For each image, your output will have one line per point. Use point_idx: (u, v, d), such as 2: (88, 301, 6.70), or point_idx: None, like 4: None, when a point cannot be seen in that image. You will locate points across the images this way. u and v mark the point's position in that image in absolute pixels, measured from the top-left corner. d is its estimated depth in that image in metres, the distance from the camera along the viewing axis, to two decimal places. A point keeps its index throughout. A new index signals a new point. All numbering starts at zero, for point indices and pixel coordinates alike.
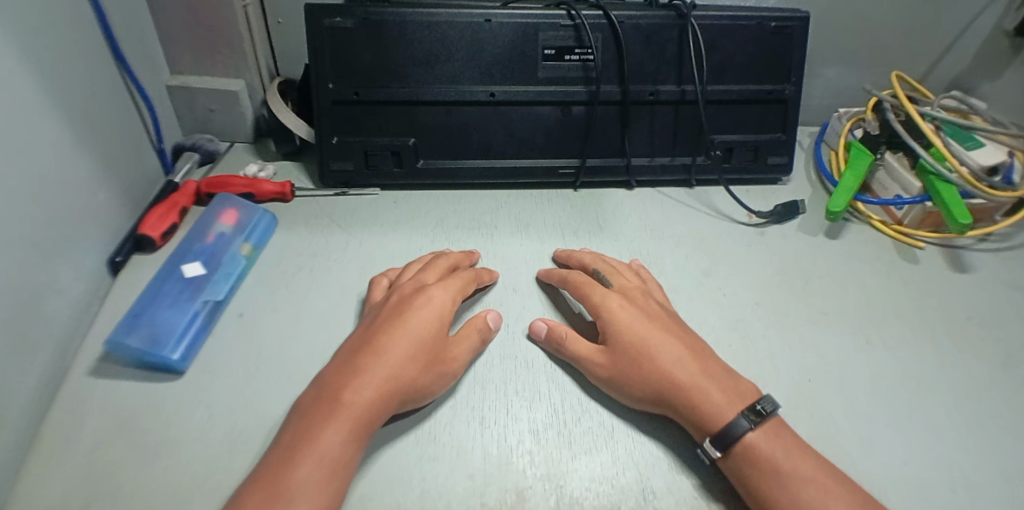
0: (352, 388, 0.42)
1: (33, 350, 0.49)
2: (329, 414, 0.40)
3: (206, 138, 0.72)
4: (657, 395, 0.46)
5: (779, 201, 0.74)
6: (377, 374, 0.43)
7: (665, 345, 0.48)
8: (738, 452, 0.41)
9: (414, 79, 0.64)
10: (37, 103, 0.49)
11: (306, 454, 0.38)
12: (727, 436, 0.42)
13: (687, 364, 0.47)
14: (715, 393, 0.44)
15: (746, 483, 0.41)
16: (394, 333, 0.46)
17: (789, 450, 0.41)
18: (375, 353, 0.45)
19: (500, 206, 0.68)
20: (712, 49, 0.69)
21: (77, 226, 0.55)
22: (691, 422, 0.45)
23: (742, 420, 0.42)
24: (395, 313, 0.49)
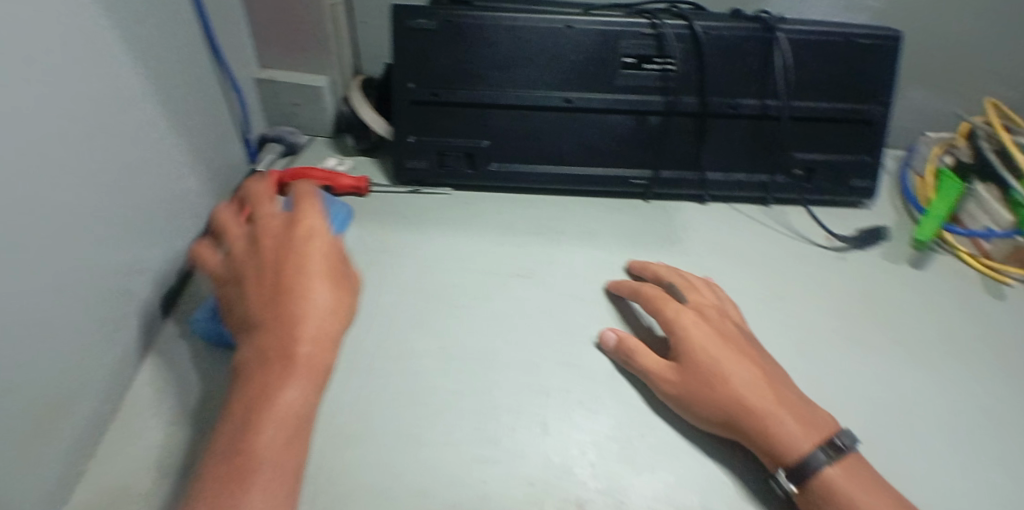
0: (260, 350, 0.42)
1: (120, 325, 0.51)
2: (282, 371, 0.40)
3: (290, 131, 0.76)
4: (725, 419, 0.44)
5: (859, 225, 0.71)
6: (308, 338, 0.42)
7: (742, 367, 0.45)
8: (814, 487, 0.39)
9: (491, 82, 0.64)
10: (142, 92, 0.52)
11: (267, 415, 0.38)
12: (805, 469, 0.40)
13: (760, 388, 0.44)
14: (790, 422, 0.42)
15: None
16: (308, 280, 0.46)
17: (872, 492, 0.38)
18: (314, 302, 0.44)
19: (567, 213, 0.68)
20: (798, 64, 0.66)
21: (169, 209, 0.58)
22: (763, 449, 0.42)
23: (820, 453, 0.40)
24: (299, 255, 0.47)
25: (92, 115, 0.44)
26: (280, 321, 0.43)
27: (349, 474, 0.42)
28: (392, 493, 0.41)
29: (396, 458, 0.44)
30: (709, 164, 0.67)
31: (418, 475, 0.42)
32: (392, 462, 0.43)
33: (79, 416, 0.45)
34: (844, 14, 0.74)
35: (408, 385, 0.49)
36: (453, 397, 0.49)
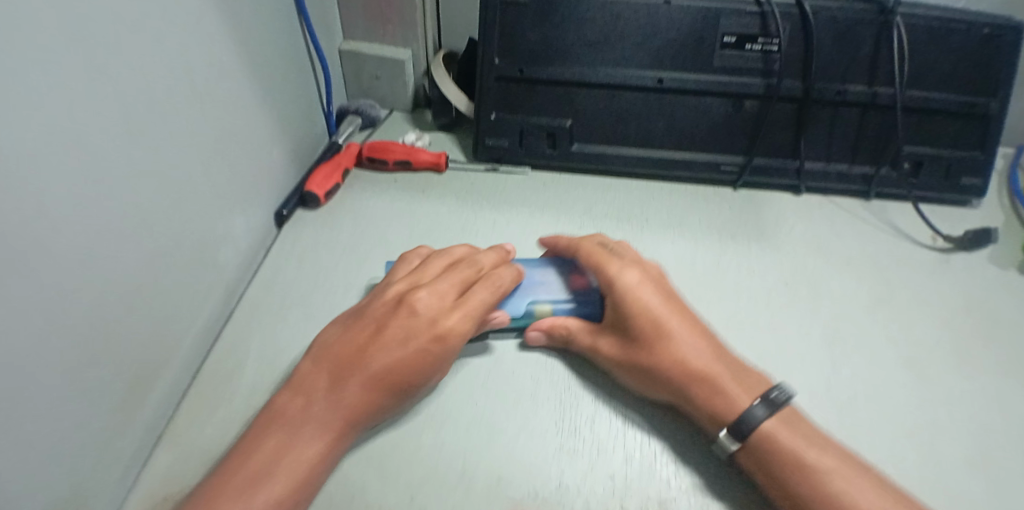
0: (330, 392, 0.41)
1: (206, 292, 0.51)
2: (330, 393, 0.41)
3: (370, 103, 0.75)
4: (671, 383, 0.44)
5: (969, 227, 0.64)
6: (365, 380, 0.42)
7: (682, 336, 0.45)
8: (754, 442, 0.40)
9: (581, 59, 0.63)
10: (231, 58, 0.52)
11: (302, 424, 0.40)
12: (744, 425, 0.40)
13: (698, 352, 0.44)
14: (730, 383, 0.42)
15: (766, 473, 0.39)
16: (373, 350, 0.43)
17: (809, 441, 0.39)
18: (376, 369, 0.42)
19: (651, 199, 0.66)
20: (915, 50, 0.61)
21: (255, 178, 0.58)
22: (703, 410, 0.43)
23: (759, 408, 0.40)
24: (383, 329, 0.44)
25: (173, 81, 0.44)
26: (348, 366, 0.42)
27: (432, 454, 0.45)
28: (476, 479, 0.44)
29: (479, 446, 0.46)
30: (808, 154, 0.65)
31: (499, 464, 0.45)
32: (471, 447, 0.46)
33: (171, 376, 0.47)
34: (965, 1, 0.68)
35: (473, 365, 0.52)
36: (533, 389, 0.51)
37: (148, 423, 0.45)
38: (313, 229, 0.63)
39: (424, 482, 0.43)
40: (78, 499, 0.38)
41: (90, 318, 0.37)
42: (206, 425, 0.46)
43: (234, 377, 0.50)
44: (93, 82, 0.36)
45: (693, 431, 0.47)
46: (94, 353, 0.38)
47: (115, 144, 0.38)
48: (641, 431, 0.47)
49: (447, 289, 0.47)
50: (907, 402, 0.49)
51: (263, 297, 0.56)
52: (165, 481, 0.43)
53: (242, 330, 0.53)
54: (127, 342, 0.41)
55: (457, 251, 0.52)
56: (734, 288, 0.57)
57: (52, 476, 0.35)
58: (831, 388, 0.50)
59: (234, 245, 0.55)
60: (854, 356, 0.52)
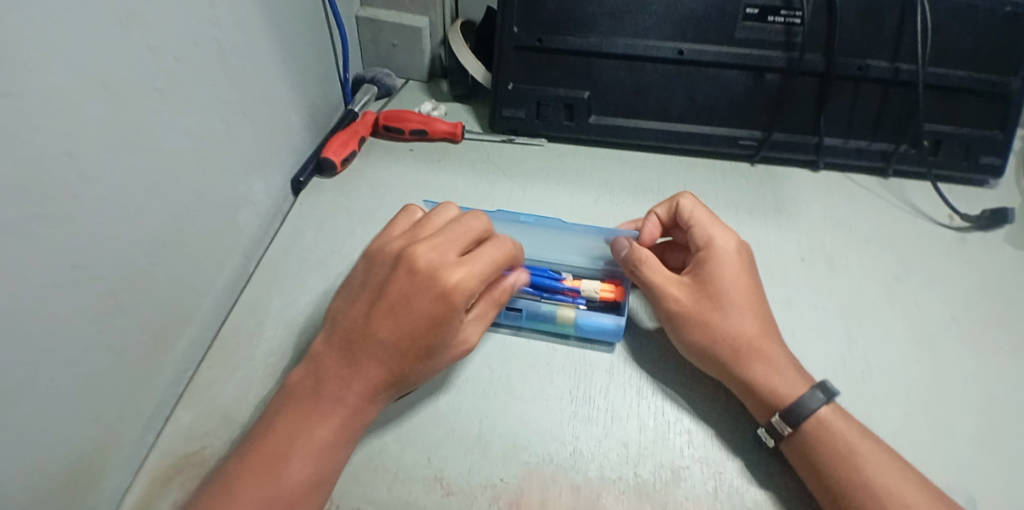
0: (352, 373, 0.39)
1: (225, 254, 0.51)
2: (349, 373, 0.39)
3: (386, 73, 0.75)
4: (733, 357, 0.44)
5: (986, 207, 0.64)
6: (382, 364, 0.39)
7: (757, 316, 0.45)
8: (808, 430, 0.40)
9: (601, 30, 0.63)
10: (252, 18, 0.51)
11: (330, 410, 0.38)
12: (801, 413, 0.40)
13: (768, 336, 0.45)
14: (789, 369, 0.43)
15: (813, 462, 0.39)
16: (385, 334, 0.39)
17: (860, 431, 0.40)
18: (392, 353, 0.38)
19: (669, 173, 0.66)
20: (938, 26, 0.60)
21: (274, 142, 0.58)
22: (755, 391, 0.43)
23: (819, 394, 0.41)
24: (403, 310, 0.38)
25: (197, 37, 0.44)
26: (365, 344, 0.39)
27: (449, 420, 0.45)
28: (491, 444, 0.44)
29: (494, 411, 0.46)
30: (827, 130, 0.65)
31: (514, 430, 0.45)
32: (487, 413, 0.46)
33: (192, 333, 0.47)
34: None
35: (488, 335, 0.52)
36: (547, 358, 0.51)
37: (170, 379, 0.45)
38: (330, 197, 0.63)
39: (440, 444, 0.44)
40: (104, 446, 0.38)
41: (117, 268, 0.38)
42: (227, 382, 0.47)
43: (254, 337, 0.50)
44: (118, 31, 0.36)
45: (709, 404, 0.47)
46: (119, 303, 0.38)
47: (143, 96, 0.39)
48: (656, 397, 0.48)
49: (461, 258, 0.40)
50: (921, 376, 0.49)
51: (281, 261, 0.57)
52: (188, 435, 0.43)
53: (261, 293, 0.54)
54: (152, 296, 0.42)
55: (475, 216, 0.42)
56: None
57: (79, 420, 0.36)
58: (846, 360, 0.50)
59: (253, 208, 0.55)
60: (870, 329, 0.53)
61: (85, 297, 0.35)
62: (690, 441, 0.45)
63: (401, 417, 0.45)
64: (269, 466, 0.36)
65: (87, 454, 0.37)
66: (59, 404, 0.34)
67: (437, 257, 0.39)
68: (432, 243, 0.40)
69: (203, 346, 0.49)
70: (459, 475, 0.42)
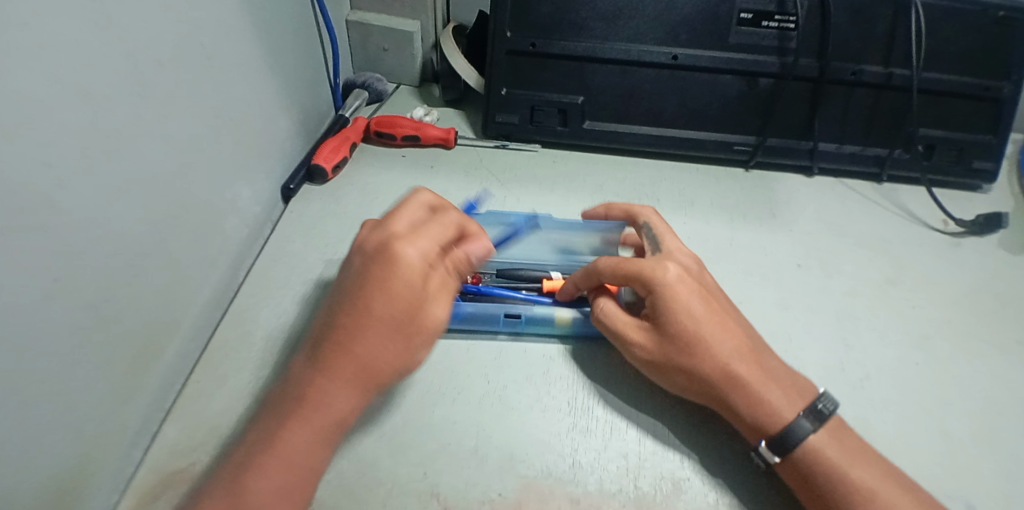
0: (324, 375, 0.37)
1: (212, 263, 0.50)
2: (322, 376, 0.38)
3: (377, 77, 0.74)
4: (712, 393, 0.42)
5: (979, 211, 0.64)
6: (349, 353, 0.38)
7: (729, 342, 0.42)
8: (797, 456, 0.39)
9: (594, 34, 0.62)
10: (238, 22, 0.50)
11: (301, 415, 0.37)
12: (788, 440, 0.39)
13: (745, 359, 0.42)
14: (777, 390, 0.41)
15: (806, 488, 0.38)
16: (351, 319, 0.38)
17: (855, 454, 0.38)
18: (364, 335, 0.38)
19: (663, 178, 0.66)
20: (930, 30, 0.60)
21: (262, 149, 0.57)
22: (744, 421, 0.41)
23: (802, 424, 0.39)
24: (359, 291, 0.39)
25: (181, 42, 0.43)
26: (335, 339, 0.38)
27: (445, 433, 0.44)
28: (488, 457, 0.43)
29: (491, 423, 0.45)
30: (820, 134, 0.65)
31: (511, 443, 0.44)
32: (483, 426, 0.45)
33: (178, 344, 0.46)
34: None
35: (483, 345, 0.51)
36: (543, 368, 0.50)
37: (155, 394, 0.44)
38: (320, 204, 0.62)
39: (435, 459, 0.43)
40: (86, 466, 0.37)
41: (99, 280, 0.36)
42: (214, 395, 0.45)
43: (242, 348, 0.49)
44: (97, 37, 0.35)
45: (706, 412, 0.46)
46: (101, 317, 0.37)
47: (124, 105, 0.38)
48: (651, 406, 0.47)
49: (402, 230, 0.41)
50: (916, 383, 0.49)
51: (269, 269, 0.55)
52: (174, 451, 0.42)
53: (249, 302, 0.53)
54: (136, 309, 0.41)
55: (411, 194, 0.44)
56: (746, 266, 0.57)
57: (58, 440, 0.34)
58: (842, 366, 0.50)
59: (241, 215, 0.54)
60: (866, 335, 0.52)
61: (64, 311, 0.34)
62: (688, 451, 0.44)
63: (393, 431, 0.44)
64: (242, 488, 0.35)
65: (67, 475, 0.35)
66: (37, 427, 0.32)
67: (386, 235, 0.41)
68: (383, 230, 0.41)
69: (189, 359, 0.48)
70: (455, 491, 0.41)
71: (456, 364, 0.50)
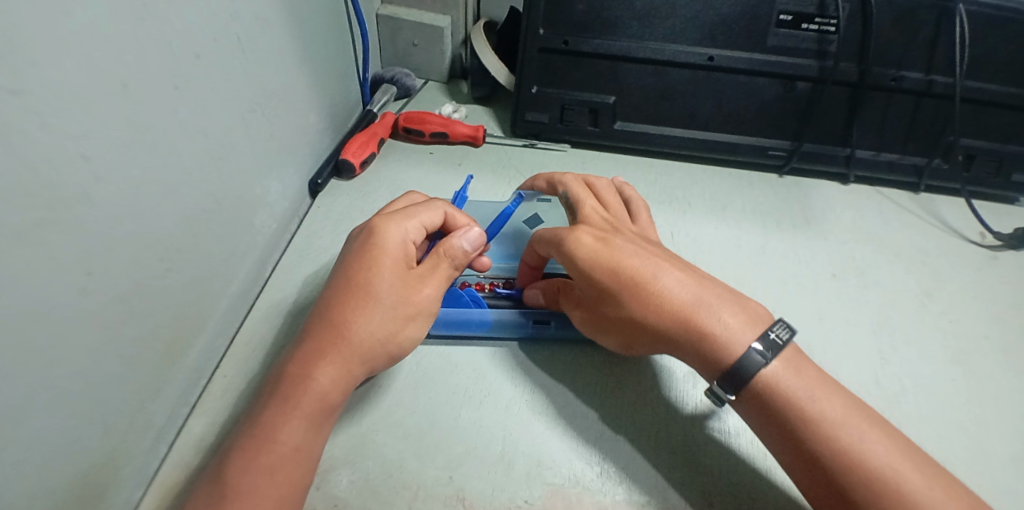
0: (309, 351, 0.38)
1: (241, 257, 0.50)
2: (312, 356, 0.38)
3: (406, 73, 0.73)
4: (670, 347, 0.40)
5: (1018, 225, 0.63)
6: (330, 323, 0.38)
7: (663, 269, 0.41)
8: (756, 390, 0.37)
9: (629, 33, 0.61)
10: (271, 13, 0.49)
11: (290, 396, 0.36)
12: (743, 373, 0.36)
13: (677, 295, 0.39)
14: (727, 313, 0.38)
15: (776, 424, 0.36)
16: (332, 293, 0.40)
17: (818, 386, 0.36)
18: (348, 309, 0.39)
19: (694, 181, 0.65)
20: (977, 36, 0.58)
21: (292, 143, 0.56)
22: (710, 353, 0.38)
23: (755, 355, 0.36)
24: (341, 268, 0.42)
25: (216, 33, 0.42)
26: (320, 316, 0.39)
27: (470, 435, 0.44)
28: (515, 463, 0.42)
29: (517, 428, 0.44)
30: (857, 141, 0.64)
31: (538, 449, 0.43)
32: (509, 430, 0.44)
33: (207, 339, 0.46)
34: None
35: (512, 348, 0.51)
36: (571, 373, 0.49)
37: (183, 388, 0.43)
38: (347, 199, 0.62)
39: (461, 462, 0.42)
40: (114, 461, 0.36)
41: (132, 273, 0.36)
42: (243, 390, 0.45)
43: (270, 344, 0.48)
44: (135, 27, 0.34)
45: (742, 423, 0.45)
46: (133, 311, 0.36)
47: (161, 97, 0.37)
48: (683, 416, 0.46)
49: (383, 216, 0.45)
50: (954, 400, 0.47)
51: (297, 264, 0.55)
52: (202, 446, 0.42)
53: (276, 298, 0.52)
54: (166, 304, 0.40)
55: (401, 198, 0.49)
56: (780, 274, 0.56)
57: (89, 433, 0.34)
58: (880, 381, 0.48)
59: (270, 210, 0.54)
60: (904, 349, 0.51)
61: (99, 305, 0.33)
62: (720, 462, 0.43)
63: (421, 433, 0.44)
64: (253, 474, 0.33)
65: (96, 470, 0.35)
66: (65, 420, 0.32)
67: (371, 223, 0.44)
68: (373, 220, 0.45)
69: (217, 354, 0.47)
70: (481, 495, 0.40)
71: (481, 365, 0.49)
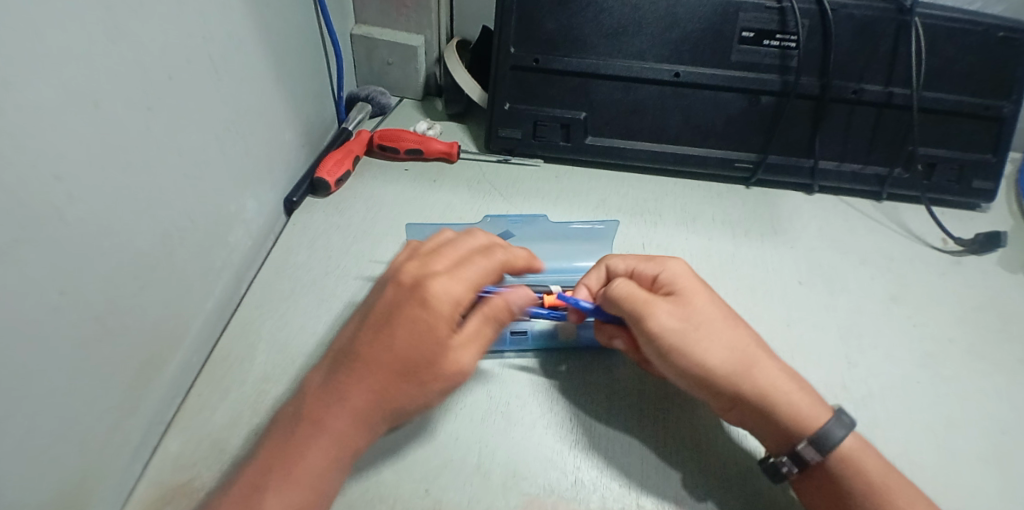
0: (337, 399, 0.37)
1: (216, 275, 0.50)
2: (335, 405, 0.37)
3: (380, 91, 0.75)
4: (750, 383, 0.40)
5: (979, 230, 0.65)
6: (365, 379, 0.37)
7: (734, 333, 0.42)
8: (833, 461, 0.39)
9: (597, 51, 0.62)
10: (245, 34, 0.50)
11: (313, 439, 0.36)
12: (823, 443, 0.38)
13: (764, 350, 0.42)
14: (795, 390, 0.41)
15: (843, 494, 0.38)
16: (371, 348, 0.38)
17: (879, 467, 0.38)
18: (381, 373, 0.37)
19: (666, 193, 0.67)
20: (932, 49, 0.61)
21: (267, 162, 0.57)
22: (779, 422, 0.40)
23: (838, 430, 0.39)
24: (386, 319, 0.39)
25: (191, 56, 0.43)
26: (351, 366, 0.38)
27: (449, 448, 0.44)
28: (491, 473, 0.43)
29: (494, 439, 0.45)
30: (822, 152, 0.65)
31: (514, 459, 0.44)
32: (487, 441, 0.45)
33: (182, 357, 0.46)
34: (980, 2, 0.69)
35: (486, 360, 0.51)
36: (545, 384, 0.49)
37: (158, 406, 0.43)
38: (323, 216, 0.62)
39: (439, 474, 0.43)
40: (89, 480, 0.37)
41: (105, 293, 0.36)
42: (218, 407, 0.46)
43: (245, 361, 0.49)
44: (108, 51, 0.35)
45: (711, 428, 0.46)
46: (107, 330, 0.37)
47: (134, 118, 0.38)
48: (655, 424, 0.47)
49: (439, 265, 0.42)
50: (920, 402, 0.49)
51: (273, 281, 0.56)
52: (176, 464, 0.42)
53: (252, 315, 0.53)
54: (141, 321, 0.40)
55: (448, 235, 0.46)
56: (748, 282, 0.57)
57: (61, 453, 0.34)
58: (846, 384, 0.49)
59: (246, 227, 0.54)
60: (870, 354, 0.52)
61: (71, 324, 0.34)
62: (693, 468, 0.44)
63: (397, 446, 0.44)
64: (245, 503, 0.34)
65: (71, 489, 0.35)
66: (42, 441, 0.32)
67: (423, 270, 0.41)
68: (421, 266, 0.42)
69: (192, 370, 0.48)
70: (458, 506, 0.41)
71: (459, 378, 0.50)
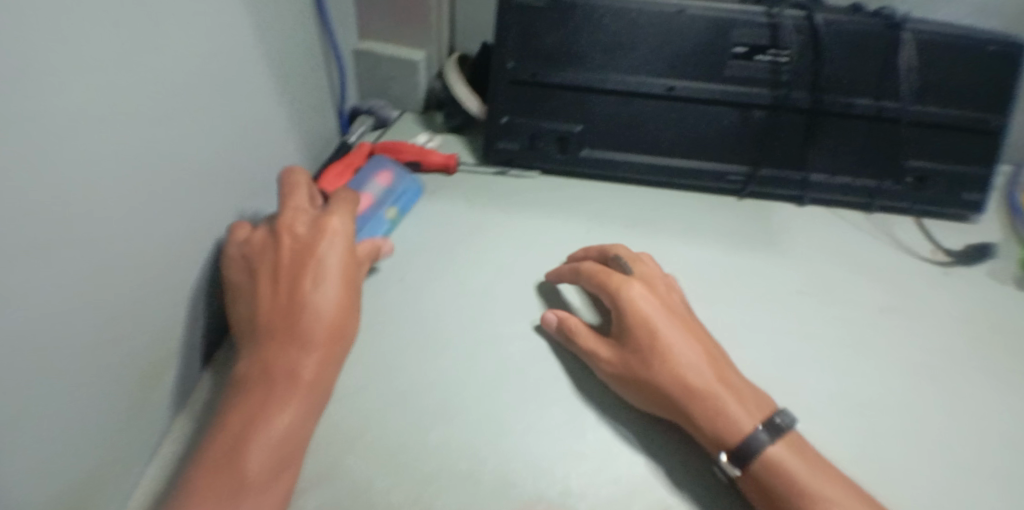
0: (291, 341, 0.43)
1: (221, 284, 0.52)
2: (290, 351, 0.43)
3: (382, 104, 0.77)
4: (676, 407, 0.44)
5: (969, 242, 0.66)
6: (316, 325, 0.44)
7: (675, 354, 0.45)
8: (757, 468, 0.39)
9: (594, 65, 0.64)
10: (252, 50, 0.52)
11: (282, 389, 0.41)
12: (745, 453, 0.40)
13: (707, 369, 0.44)
14: (732, 402, 0.42)
15: (765, 502, 0.39)
16: (320, 286, 0.46)
17: (809, 464, 0.39)
18: (331, 304, 0.46)
19: (660, 205, 0.68)
20: (922, 63, 0.62)
21: (271, 174, 0.59)
22: (705, 434, 0.42)
23: (761, 433, 0.40)
24: (315, 253, 0.48)
25: (198, 71, 0.45)
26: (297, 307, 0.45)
27: (440, 456, 0.45)
28: (483, 480, 0.44)
29: (486, 446, 0.46)
30: (813, 165, 0.67)
31: (506, 466, 0.45)
32: (478, 448, 0.46)
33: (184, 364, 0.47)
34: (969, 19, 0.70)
35: (480, 368, 0.52)
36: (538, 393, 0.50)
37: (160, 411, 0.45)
38: None
39: (430, 481, 0.43)
40: (90, 483, 0.38)
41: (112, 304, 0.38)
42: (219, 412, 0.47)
43: None
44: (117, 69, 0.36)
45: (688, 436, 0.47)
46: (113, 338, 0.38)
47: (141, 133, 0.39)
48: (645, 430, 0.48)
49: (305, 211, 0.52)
50: (906, 409, 0.50)
51: None
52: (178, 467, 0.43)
53: None
54: (146, 328, 0.42)
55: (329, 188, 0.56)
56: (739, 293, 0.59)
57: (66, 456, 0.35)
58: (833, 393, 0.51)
59: None
60: (857, 362, 0.53)
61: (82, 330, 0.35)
62: (679, 475, 0.45)
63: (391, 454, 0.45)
64: (236, 471, 0.37)
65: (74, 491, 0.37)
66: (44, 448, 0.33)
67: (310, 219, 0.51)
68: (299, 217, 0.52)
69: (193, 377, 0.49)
70: None
71: (451, 387, 0.50)
